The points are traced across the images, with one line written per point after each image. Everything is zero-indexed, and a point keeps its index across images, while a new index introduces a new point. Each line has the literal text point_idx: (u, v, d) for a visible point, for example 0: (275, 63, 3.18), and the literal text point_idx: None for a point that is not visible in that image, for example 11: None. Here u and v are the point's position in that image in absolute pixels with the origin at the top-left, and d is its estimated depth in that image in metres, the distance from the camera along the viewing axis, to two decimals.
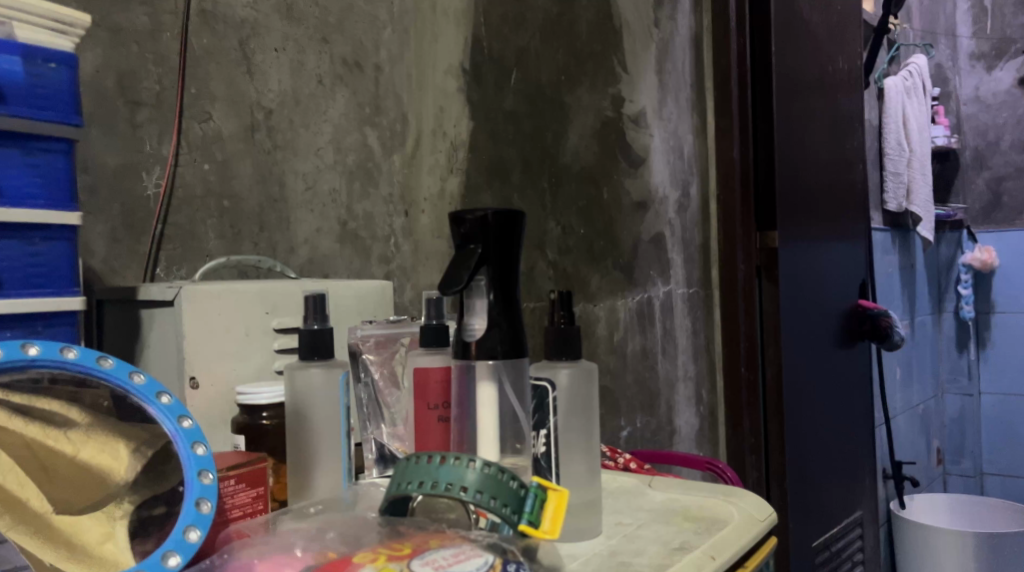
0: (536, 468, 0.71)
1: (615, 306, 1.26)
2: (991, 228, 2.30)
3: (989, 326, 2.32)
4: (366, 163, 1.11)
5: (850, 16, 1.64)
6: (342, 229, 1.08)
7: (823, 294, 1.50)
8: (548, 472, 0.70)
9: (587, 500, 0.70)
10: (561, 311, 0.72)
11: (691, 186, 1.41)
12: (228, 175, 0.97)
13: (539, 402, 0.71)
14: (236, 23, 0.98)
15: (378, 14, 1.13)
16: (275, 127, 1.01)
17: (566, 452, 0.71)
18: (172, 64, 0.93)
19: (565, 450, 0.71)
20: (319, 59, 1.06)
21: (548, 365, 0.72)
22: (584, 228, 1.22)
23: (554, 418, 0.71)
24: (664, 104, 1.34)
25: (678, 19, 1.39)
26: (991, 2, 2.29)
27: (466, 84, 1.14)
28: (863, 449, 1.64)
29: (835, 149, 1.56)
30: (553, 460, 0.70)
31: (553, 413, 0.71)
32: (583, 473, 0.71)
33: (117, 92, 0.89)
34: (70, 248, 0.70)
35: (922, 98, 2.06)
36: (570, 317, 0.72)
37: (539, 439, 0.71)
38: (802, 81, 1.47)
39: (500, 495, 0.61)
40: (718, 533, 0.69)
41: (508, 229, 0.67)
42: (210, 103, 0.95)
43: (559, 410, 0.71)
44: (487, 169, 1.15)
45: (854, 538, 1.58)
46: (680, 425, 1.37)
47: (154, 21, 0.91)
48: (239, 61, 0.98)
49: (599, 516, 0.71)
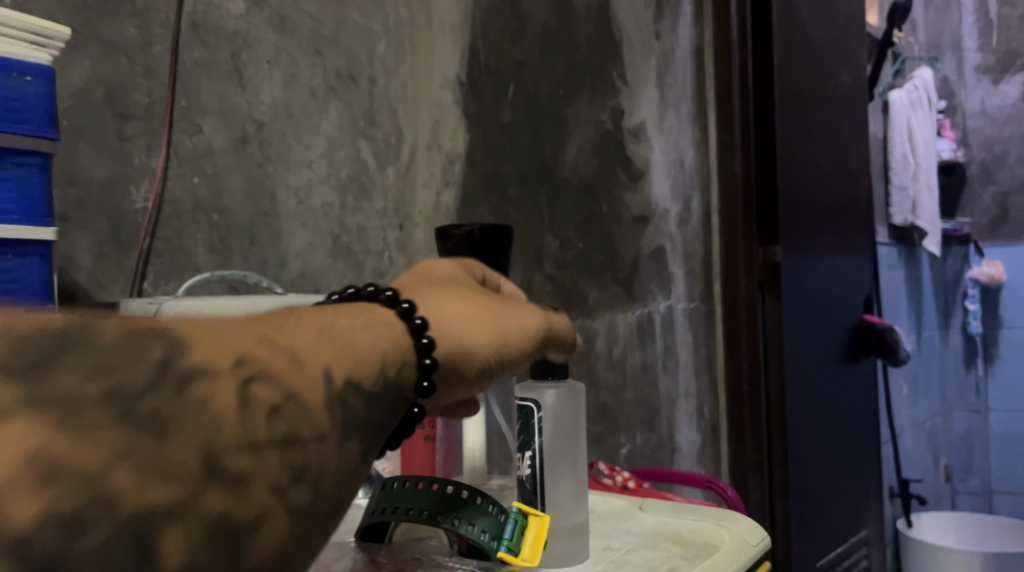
0: (523, 493, 0.69)
1: (614, 320, 1.24)
2: (999, 242, 2.26)
3: (997, 342, 2.28)
4: (360, 176, 1.05)
5: (854, 28, 1.63)
6: (334, 243, 1.01)
7: (825, 310, 1.49)
8: (537, 500, 0.69)
9: (577, 523, 0.69)
10: None
11: (693, 200, 1.39)
12: (219, 189, 0.90)
13: (525, 422, 0.70)
14: (229, 35, 0.92)
15: (373, 26, 1.07)
16: (266, 140, 0.95)
17: (552, 476, 0.70)
18: (162, 75, 0.87)
19: (557, 471, 0.70)
20: (312, 71, 1.00)
21: (534, 386, 0.71)
22: (581, 242, 1.21)
23: (541, 438, 0.70)
24: (665, 117, 1.34)
25: (678, 32, 1.37)
26: (997, 15, 2.28)
27: (463, 96, 1.12)
28: (867, 466, 1.62)
29: (837, 163, 1.55)
30: (538, 482, 0.69)
31: (538, 435, 0.69)
32: (570, 495, 0.69)
33: (105, 105, 0.82)
34: (44, 264, 0.67)
35: (928, 111, 2.03)
36: None
37: (524, 462, 0.70)
38: (805, 95, 1.46)
39: (478, 521, 0.62)
40: (708, 558, 0.67)
41: (496, 240, 0.77)
42: (200, 116, 0.89)
43: (545, 432, 0.70)
44: (484, 183, 1.13)
45: (859, 558, 1.56)
46: (680, 442, 1.34)
47: (144, 33, 0.85)
48: (230, 73, 0.92)
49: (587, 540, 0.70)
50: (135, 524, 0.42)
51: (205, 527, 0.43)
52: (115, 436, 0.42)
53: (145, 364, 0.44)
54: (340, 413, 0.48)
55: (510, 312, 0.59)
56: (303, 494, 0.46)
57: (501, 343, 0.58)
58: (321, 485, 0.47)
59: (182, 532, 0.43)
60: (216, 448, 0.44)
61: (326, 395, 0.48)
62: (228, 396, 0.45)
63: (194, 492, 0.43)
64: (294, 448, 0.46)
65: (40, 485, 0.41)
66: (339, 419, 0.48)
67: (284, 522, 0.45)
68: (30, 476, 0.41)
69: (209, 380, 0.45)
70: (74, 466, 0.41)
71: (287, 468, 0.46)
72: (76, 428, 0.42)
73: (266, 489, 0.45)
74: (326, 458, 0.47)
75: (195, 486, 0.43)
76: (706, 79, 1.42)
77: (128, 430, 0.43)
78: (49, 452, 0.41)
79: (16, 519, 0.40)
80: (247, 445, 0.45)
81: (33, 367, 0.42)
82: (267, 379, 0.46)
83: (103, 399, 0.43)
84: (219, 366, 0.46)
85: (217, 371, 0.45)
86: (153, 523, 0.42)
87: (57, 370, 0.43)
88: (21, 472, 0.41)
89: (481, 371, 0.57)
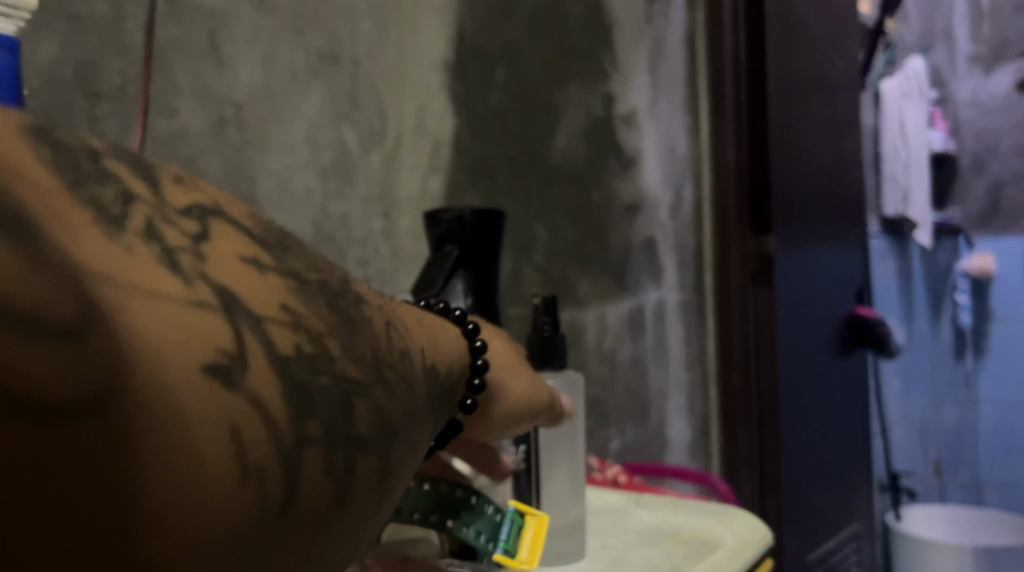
0: (516, 489, 0.67)
1: (604, 311, 1.21)
2: (990, 235, 2.24)
3: (987, 335, 2.26)
4: (342, 162, 1.02)
5: (847, 15, 1.60)
6: (316, 231, 0.98)
7: (817, 302, 1.47)
8: (534, 490, 0.67)
9: (572, 522, 0.67)
10: (545, 317, 0.73)
11: (684, 189, 1.35)
12: (197, 173, 0.86)
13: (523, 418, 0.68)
14: (205, 13, 0.88)
15: (355, 4, 1.04)
16: (245, 122, 0.91)
17: (547, 472, 0.68)
18: (135, 54, 0.82)
19: (552, 464, 0.68)
20: (293, 52, 0.96)
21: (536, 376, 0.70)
22: (571, 229, 1.18)
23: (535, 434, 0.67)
24: (657, 103, 1.30)
25: (670, 17, 1.33)
26: (990, 5, 2.26)
27: (449, 80, 1.14)
28: (858, 459, 1.60)
29: (830, 152, 1.53)
30: (532, 479, 0.67)
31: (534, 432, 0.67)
32: (567, 495, 0.68)
33: (74, 84, 0.77)
34: None
35: (920, 101, 1.98)
36: (554, 324, 0.72)
37: (517, 453, 0.67)
38: (799, 82, 1.44)
39: (472, 523, 0.60)
40: (712, 554, 0.64)
41: (482, 230, 0.76)
42: (176, 97, 0.85)
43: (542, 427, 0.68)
44: (472, 167, 1.13)
45: (849, 552, 1.54)
46: (671, 436, 1.31)
47: (115, 9, 0.80)
48: (207, 52, 0.88)
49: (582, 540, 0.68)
50: (345, 387, 0.39)
51: (380, 413, 0.41)
52: (332, 314, 0.40)
53: (337, 276, 0.43)
54: (432, 381, 0.47)
55: (539, 379, 0.61)
56: (416, 438, 0.43)
57: (533, 399, 0.59)
58: (426, 429, 0.45)
59: (366, 410, 0.40)
60: (382, 355, 0.42)
61: (425, 363, 0.47)
62: (380, 323, 0.44)
63: (373, 382, 0.41)
64: (416, 392, 0.44)
65: (292, 326, 0.38)
66: (434, 382, 0.47)
67: (409, 458, 0.42)
68: (281, 316, 0.38)
69: (369, 306, 0.44)
70: (311, 325, 0.39)
71: (412, 407, 0.43)
72: (308, 292, 0.40)
73: (407, 409, 0.43)
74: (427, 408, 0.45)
75: (375, 376, 0.41)
76: (698, 65, 1.37)
77: (337, 313, 0.41)
78: (296, 302, 0.39)
79: (280, 343, 0.37)
80: (398, 364, 0.43)
81: (276, 243, 0.40)
82: (396, 327, 0.45)
83: (319, 286, 0.41)
84: (370, 299, 0.45)
85: (371, 305, 0.45)
86: (352, 390, 0.39)
87: (290, 253, 0.41)
88: (276, 305, 0.38)
89: (508, 414, 0.57)
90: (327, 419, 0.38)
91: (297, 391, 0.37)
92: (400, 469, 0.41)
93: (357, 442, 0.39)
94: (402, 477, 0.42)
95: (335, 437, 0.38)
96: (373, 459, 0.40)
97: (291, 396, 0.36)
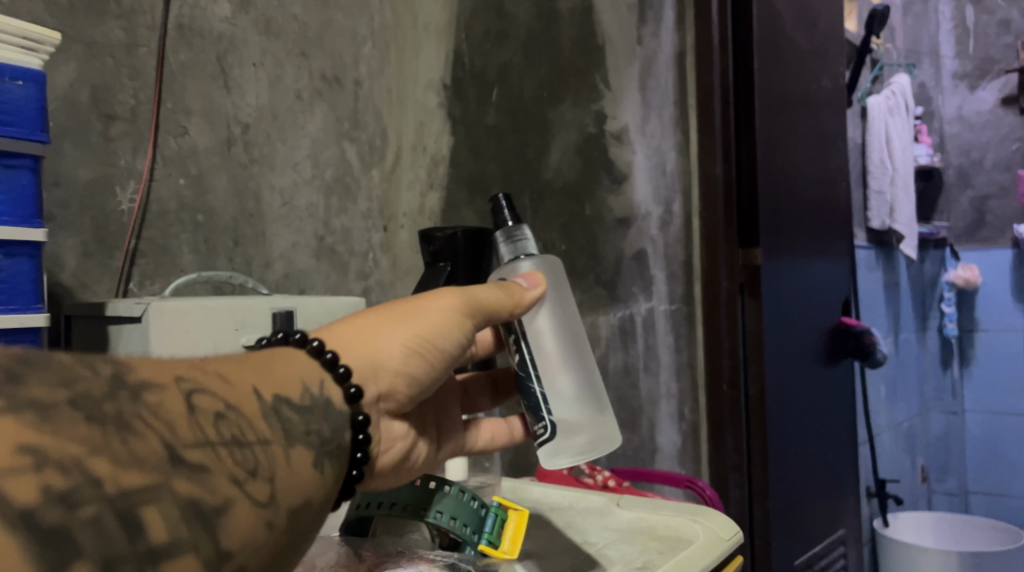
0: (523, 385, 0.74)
1: (596, 321, 1.25)
2: (975, 246, 2.32)
3: (973, 344, 2.34)
4: (343, 178, 1.07)
5: (835, 33, 1.66)
6: (318, 244, 1.03)
7: (802, 313, 1.51)
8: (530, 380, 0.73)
9: (581, 404, 0.74)
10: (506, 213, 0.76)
11: (674, 203, 1.40)
12: (203, 189, 0.92)
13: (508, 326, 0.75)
14: (214, 37, 0.93)
15: (359, 28, 1.10)
16: (252, 141, 0.96)
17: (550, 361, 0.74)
18: (148, 77, 0.88)
19: (546, 358, 0.73)
20: (298, 73, 1.02)
21: (510, 267, 0.75)
22: (564, 243, 1.23)
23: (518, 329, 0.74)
24: (648, 122, 1.37)
25: (660, 36, 1.39)
26: (974, 23, 2.33)
27: (446, 98, 1.23)
28: (845, 466, 1.64)
29: (818, 165, 1.58)
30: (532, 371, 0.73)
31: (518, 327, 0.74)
32: (577, 380, 0.74)
33: (90, 106, 0.84)
34: (33, 264, 0.71)
35: (905, 116, 2.06)
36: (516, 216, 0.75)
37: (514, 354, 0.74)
38: (788, 99, 1.49)
39: (463, 517, 0.69)
40: (682, 552, 0.69)
41: (474, 246, 0.80)
42: (186, 117, 0.90)
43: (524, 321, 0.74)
44: (468, 184, 1.21)
45: (836, 557, 1.58)
46: (662, 443, 1.37)
47: (129, 35, 0.86)
48: (216, 75, 0.93)
49: (597, 416, 0.74)
50: (119, 505, 0.53)
51: (181, 505, 0.55)
52: (90, 432, 0.54)
53: (105, 381, 0.56)
54: (277, 425, 0.61)
55: (416, 313, 0.69)
56: (262, 489, 0.58)
57: (410, 351, 0.68)
58: (270, 475, 0.59)
59: (160, 512, 0.54)
60: (174, 445, 0.56)
61: (261, 406, 0.61)
62: (177, 401, 0.58)
63: (164, 479, 0.55)
64: (241, 449, 0.59)
65: (33, 474, 0.52)
66: (274, 427, 0.61)
67: (247, 511, 0.57)
68: (25, 462, 0.52)
69: (158, 392, 0.57)
70: (54, 458, 0.53)
71: (235, 469, 0.58)
72: (55, 420, 0.54)
73: (225, 477, 0.57)
74: (271, 457, 0.60)
75: (166, 472, 0.55)
76: (689, 83, 1.41)
77: (95, 426, 0.54)
78: (35, 443, 0.52)
79: (16, 499, 0.51)
80: (199, 440, 0.57)
81: (9, 382, 0.54)
82: (204, 393, 0.59)
83: (72, 405, 0.54)
84: (170, 378, 0.58)
85: (168, 383, 0.58)
86: (136, 504, 0.54)
87: (31, 385, 0.54)
88: (14, 460, 0.52)
89: (398, 372, 0.68)
90: (95, 548, 0.52)
91: (52, 539, 0.51)
92: (227, 537, 0.56)
93: (149, 548, 0.54)
94: (235, 536, 0.57)
95: (115, 558, 0.52)
96: (178, 551, 0.54)
97: (38, 548, 0.51)
